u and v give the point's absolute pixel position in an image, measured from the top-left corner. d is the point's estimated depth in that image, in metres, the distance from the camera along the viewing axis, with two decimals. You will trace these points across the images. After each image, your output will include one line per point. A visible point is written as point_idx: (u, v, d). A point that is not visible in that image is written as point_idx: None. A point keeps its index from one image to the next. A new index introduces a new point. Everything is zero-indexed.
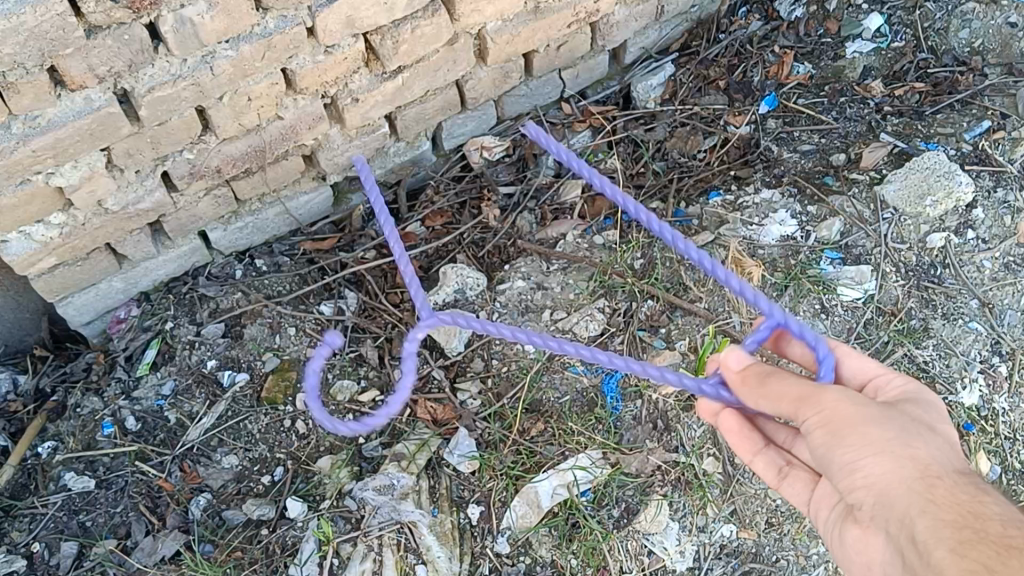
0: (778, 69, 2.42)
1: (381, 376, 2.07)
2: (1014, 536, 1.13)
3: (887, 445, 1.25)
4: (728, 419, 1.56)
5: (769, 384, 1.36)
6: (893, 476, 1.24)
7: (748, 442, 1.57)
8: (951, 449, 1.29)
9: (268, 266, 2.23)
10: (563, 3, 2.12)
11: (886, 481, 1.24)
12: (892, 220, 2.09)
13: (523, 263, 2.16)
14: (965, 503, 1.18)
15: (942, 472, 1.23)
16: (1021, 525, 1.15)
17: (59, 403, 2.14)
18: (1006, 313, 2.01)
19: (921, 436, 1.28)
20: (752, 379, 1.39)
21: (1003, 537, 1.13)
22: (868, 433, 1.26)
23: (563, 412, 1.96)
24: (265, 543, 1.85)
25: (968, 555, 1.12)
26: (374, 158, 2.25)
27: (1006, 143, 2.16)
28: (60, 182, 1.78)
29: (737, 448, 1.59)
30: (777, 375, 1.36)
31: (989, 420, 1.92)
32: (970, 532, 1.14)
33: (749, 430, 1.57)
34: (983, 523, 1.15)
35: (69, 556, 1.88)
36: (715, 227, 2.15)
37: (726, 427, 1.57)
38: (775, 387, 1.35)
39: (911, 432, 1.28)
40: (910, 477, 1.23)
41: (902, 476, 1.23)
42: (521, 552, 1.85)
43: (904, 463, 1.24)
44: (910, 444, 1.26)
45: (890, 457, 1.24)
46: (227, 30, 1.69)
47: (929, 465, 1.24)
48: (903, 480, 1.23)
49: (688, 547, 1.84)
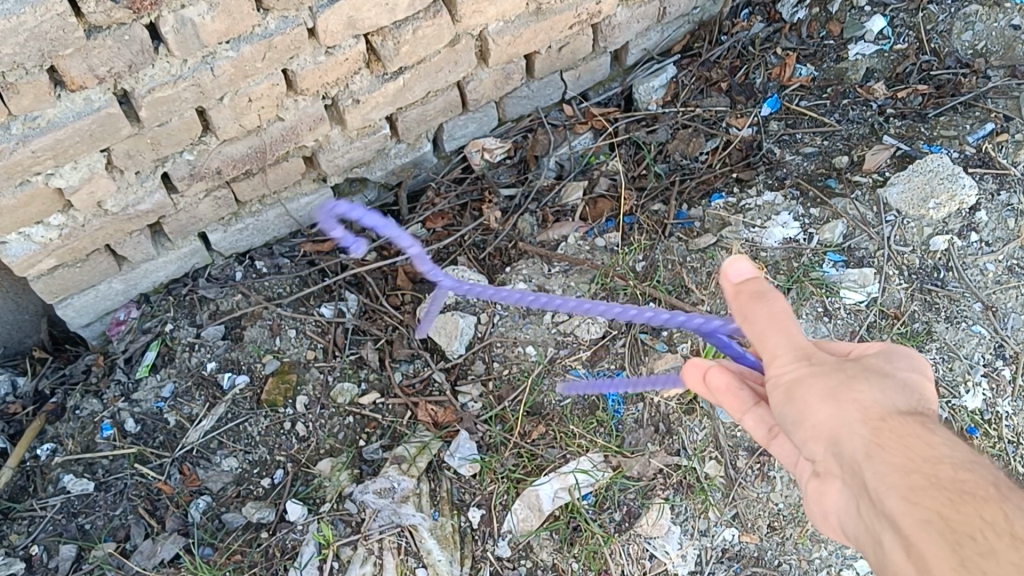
0: (781, 71, 2.41)
1: (381, 379, 2.06)
2: (968, 480, 1.03)
3: (832, 389, 1.16)
4: (717, 377, 1.36)
5: (753, 314, 1.25)
6: (838, 421, 1.14)
7: (736, 400, 1.37)
8: (907, 390, 1.17)
9: (268, 268, 2.22)
10: (565, 4, 2.11)
11: (831, 427, 1.15)
12: (895, 222, 2.08)
13: (524, 266, 2.16)
14: (917, 446, 1.08)
15: (888, 413, 1.13)
16: (975, 468, 1.05)
17: (58, 405, 2.13)
18: (1009, 317, 1.98)
19: (868, 377, 1.18)
20: (739, 302, 1.27)
21: (956, 482, 1.03)
22: (816, 380, 1.18)
23: (564, 415, 1.94)
24: (265, 547, 1.84)
25: (921, 503, 1.02)
26: (375, 159, 2.24)
27: (1009, 146, 2.14)
28: (60, 183, 1.77)
29: (727, 409, 1.39)
30: (773, 302, 1.24)
31: (992, 425, 1.91)
32: (921, 476, 1.05)
33: (747, 394, 1.36)
34: (934, 467, 1.05)
35: (68, 559, 1.86)
36: (717, 229, 2.14)
37: (714, 387, 1.36)
38: (767, 319, 1.24)
39: (859, 373, 1.18)
40: (855, 420, 1.13)
41: (846, 420, 1.13)
42: (522, 556, 1.84)
43: (850, 407, 1.14)
44: (855, 386, 1.16)
45: (835, 400, 1.15)
46: (228, 30, 1.69)
47: (877, 407, 1.14)
48: (848, 424, 1.13)
49: (689, 550, 1.83)
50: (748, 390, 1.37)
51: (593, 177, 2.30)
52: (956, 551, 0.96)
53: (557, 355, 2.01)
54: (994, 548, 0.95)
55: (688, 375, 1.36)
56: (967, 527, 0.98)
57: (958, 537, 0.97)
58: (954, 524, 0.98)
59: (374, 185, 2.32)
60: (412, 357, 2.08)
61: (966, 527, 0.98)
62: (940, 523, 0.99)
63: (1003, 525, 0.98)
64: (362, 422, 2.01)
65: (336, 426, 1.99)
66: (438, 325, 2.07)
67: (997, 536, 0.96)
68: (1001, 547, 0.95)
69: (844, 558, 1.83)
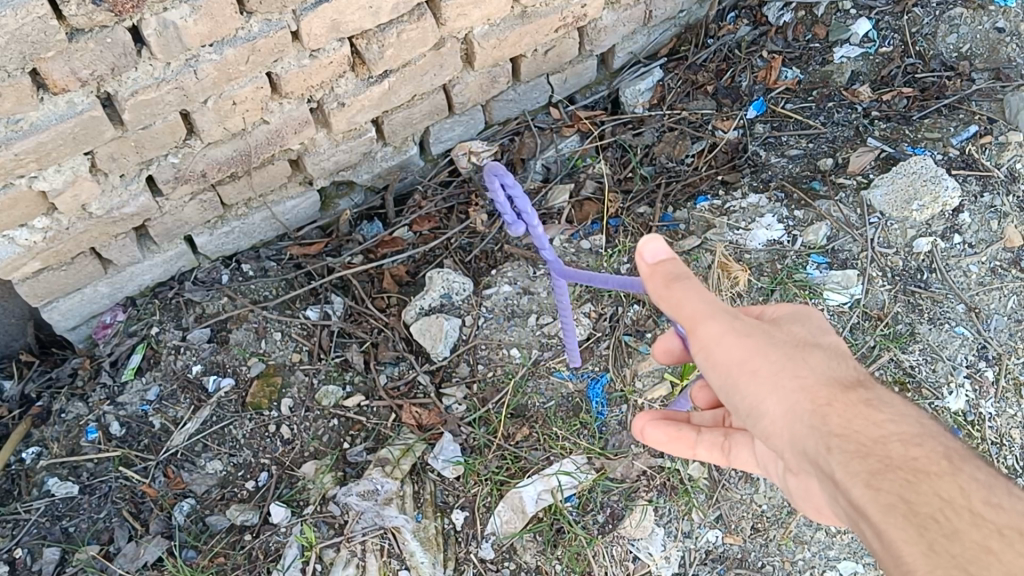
0: (767, 74, 2.42)
1: (366, 381, 2.06)
2: (919, 457, 1.07)
3: (773, 378, 1.19)
4: (655, 432, 1.51)
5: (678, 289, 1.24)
6: (790, 413, 1.17)
7: (683, 437, 1.51)
8: (835, 363, 1.22)
9: (255, 271, 2.23)
10: (551, 8, 2.12)
11: (783, 420, 1.18)
12: (879, 224, 2.09)
13: (510, 268, 2.16)
14: (866, 426, 1.11)
15: (833, 395, 1.16)
16: (924, 442, 1.09)
17: (44, 409, 2.13)
18: (993, 318, 1.99)
19: (802, 360, 1.21)
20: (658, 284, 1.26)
21: (908, 460, 1.07)
22: (756, 369, 1.20)
23: (549, 416, 1.96)
24: (248, 549, 1.84)
25: (881, 488, 1.04)
26: (361, 162, 2.24)
27: (993, 148, 2.15)
28: (43, 186, 1.77)
29: (679, 450, 1.53)
30: (689, 280, 1.25)
31: (975, 425, 1.91)
32: (876, 460, 1.08)
33: (688, 432, 1.50)
34: (885, 448, 1.09)
35: (52, 562, 1.87)
36: (702, 231, 2.15)
37: (655, 440, 1.52)
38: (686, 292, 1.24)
39: (789, 356, 1.21)
40: (805, 411, 1.16)
41: (799, 413, 1.16)
42: (506, 558, 1.84)
43: (795, 397, 1.17)
44: (794, 373, 1.19)
45: (781, 392, 1.18)
46: (211, 34, 1.69)
47: (822, 391, 1.17)
48: (800, 418, 1.15)
49: (673, 552, 1.83)
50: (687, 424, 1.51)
51: (580, 180, 2.31)
52: (922, 534, 0.99)
53: (542, 357, 2.02)
54: (956, 528, 0.99)
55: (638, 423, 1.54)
56: (928, 507, 1.01)
57: (922, 519, 1.00)
58: (916, 507, 1.01)
59: (361, 188, 2.32)
60: (398, 359, 2.08)
61: (927, 508, 1.01)
62: (901, 506, 1.02)
63: (959, 501, 1.02)
64: (346, 424, 2.00)
65: (320, 429, 1.99)
66: (422, 327, 2.06)
67: (957, 514, 1.00)
68: (962, 526, 0.99)
69: (828, 559, 1.82)
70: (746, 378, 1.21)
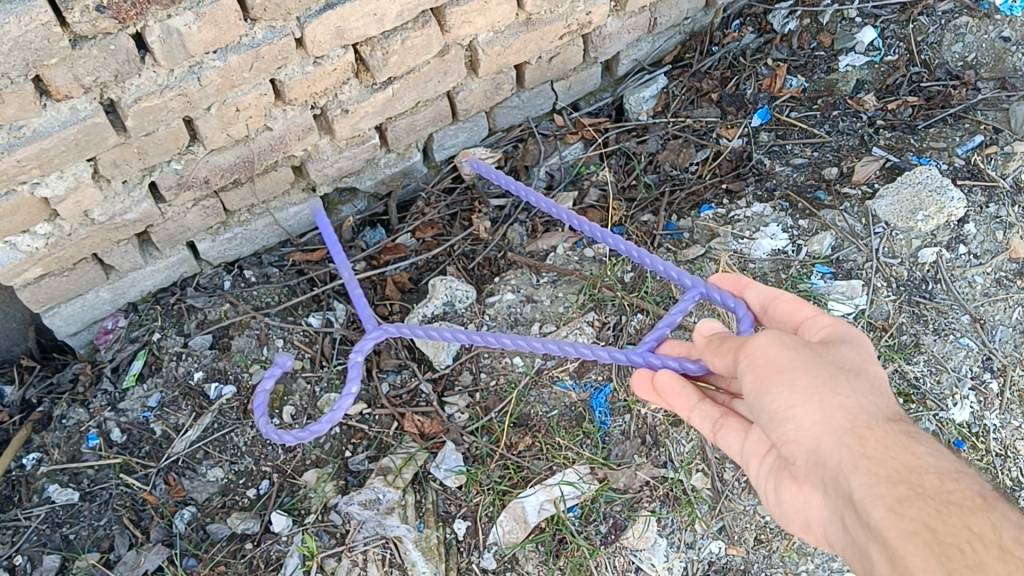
0: (771, 82, 2.42)
1: (368, 390, 2.04)
2: (953, 490, 1.08)
3: (814, 393, 1.21)
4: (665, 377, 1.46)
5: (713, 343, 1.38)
6: (825, 427, 1.18)
7: (681, 398, 1.46)
8: (878, 391, 1.23)
9: (257, 277, 2.22)
10: (555, 15, 2.11)
11: (817, 433, 1.19)
12: (883, 234, 2.08)
13: (513, 276, 2.16)
14: (903, 454, 1.13)
15: (874, 422, 1.18)
16: (960, 478, 1.10)
17: (44, 414, 2.12)
18: (997, 329, 1.98)
19: (847, 380, 1.22)
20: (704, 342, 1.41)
21: (941, 492, 1.08)
22: (796, 380, 1.22)
23: (551, 426, 1.94)
24: (249, 558, 1.84)
25: (907, 514, 1.06)
26: (365, 169, 2.23)
27: (999, 158, 2.14)
28: (46, 192, 1.76)
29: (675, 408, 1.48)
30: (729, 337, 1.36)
31: (980, 437, 1.90)
32: (907, 487, 1.09)
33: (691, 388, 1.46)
34: (919, 478, 1.10)
35: (52, 569, 1.86)
36: (705, 240, 2.15)
37: (659, 385, 1.47)
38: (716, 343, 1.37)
39: (835, 375, 1.23)
40: (843, 428, 1.17)
41: (835, 428, 1.18)
42: (508, 568, 1.83)
43: (835, 414, 1.19)
44: (837, 391, 1.20)
45: (821, 407, 1.20)
46: (214, 41, 1.68)
47: (863, 416, 1.18)
48: (835, 433, 1.17)
49: (676, 563, 1.82)
50: (692, 387, 1.47)
51: (583, 188, 2.30)
52: (944, 563, 1.00)
53: (545, 365, 2.00)
54: (981, 560, 0.99)
55: (638, 384, 1.53)
56: (954, 538, 1.02)
57: (945, 549, 1.01)
58: (941, 536, 1.03)
59: (364, 195, 2.32)
60: (399, 367, 2.07)
61: (954, 539, 1.02)
62: (926, 535, 1.03)
63: (989, 536, 1.02)
64: (348, 433, 1.99)
65: (322, 437, 1.98)
66: None
67: (985, 548, 1.01)
68: (988, 559, 0.99)
69: (831, 570, 1.82)
70: (780, 385, 1.23)
